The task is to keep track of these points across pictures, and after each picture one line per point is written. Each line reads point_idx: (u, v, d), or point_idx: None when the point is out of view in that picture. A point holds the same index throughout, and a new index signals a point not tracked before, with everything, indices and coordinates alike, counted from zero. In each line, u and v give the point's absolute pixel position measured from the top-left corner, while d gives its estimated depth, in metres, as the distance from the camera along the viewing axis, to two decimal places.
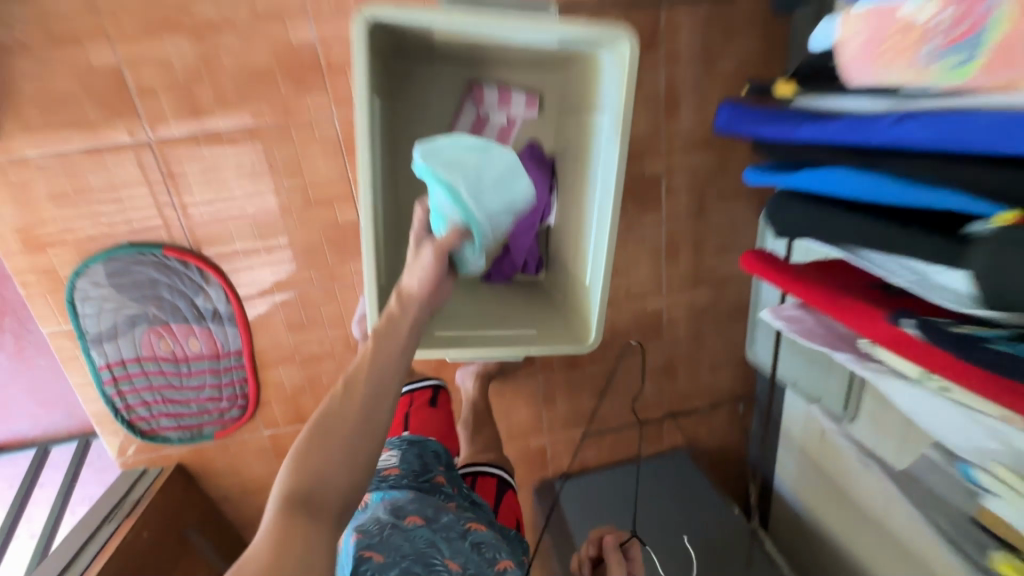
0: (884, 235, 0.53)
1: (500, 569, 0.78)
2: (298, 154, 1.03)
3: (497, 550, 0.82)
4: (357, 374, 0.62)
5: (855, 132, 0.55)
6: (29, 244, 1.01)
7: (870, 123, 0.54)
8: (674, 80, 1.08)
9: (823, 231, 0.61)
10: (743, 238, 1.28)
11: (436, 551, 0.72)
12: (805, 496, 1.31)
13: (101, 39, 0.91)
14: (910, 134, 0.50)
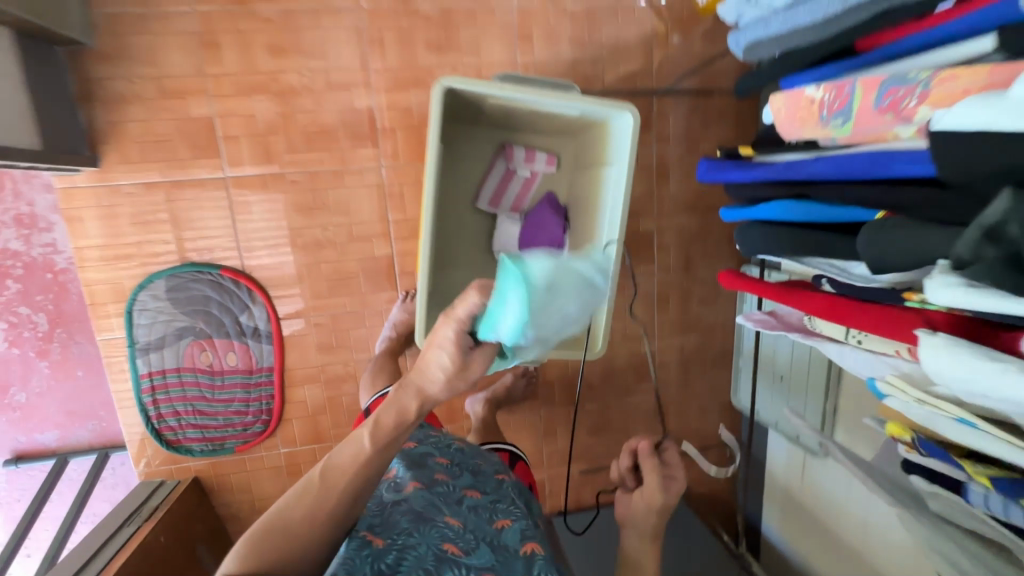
0: (827, 244, 0.62)
1: (499, 526, 0.74)
2: (348, 197, 1.21)
3: (498, 507, 0.78)
4: (320, 475, 0.67)
5: (797, 170, 0.66)
6: (105, 258, 1.15)
7: (808, 164, 0.64)
8: (664, 154, 1.31)
9: (781, 247, 0.69)
10: (725, 291, 1.45)
11: (435, 519, 0.71)
12: (793, 541, 1.34)
13: (202, 95, 1.11)
14: (833, 168, 0.60)
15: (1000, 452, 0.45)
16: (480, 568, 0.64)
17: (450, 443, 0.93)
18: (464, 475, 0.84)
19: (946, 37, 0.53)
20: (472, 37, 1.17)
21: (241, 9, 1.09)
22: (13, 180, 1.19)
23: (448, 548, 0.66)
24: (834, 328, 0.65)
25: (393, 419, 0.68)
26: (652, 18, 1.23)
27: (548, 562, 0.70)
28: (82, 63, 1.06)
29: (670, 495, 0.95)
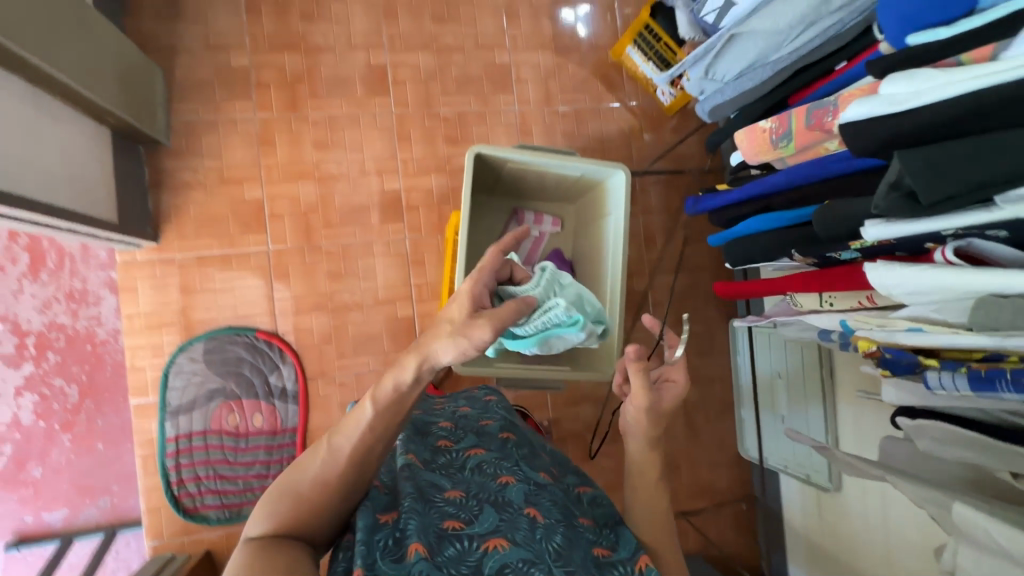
0: (791, 242, 0.67)
1: (501, 483, 0.58)
2: (374, 264, 1.36)
3: (504, 463, 0.63)
4: (326, 442, 0.55)
5: (760, 186, 0.73)
6: (150, 324, 1.27)
7: (767, 180, 0.71)
8: (648, 223, 1.51)
9: (757, 255, 0.73)
10: (719, 343, 1.53)
11: (435, 493, 0.56)
12: None
13: (256, 183, 1.31)
14: (786, 178, 0.67)
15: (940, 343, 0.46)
16: (487, 535, 0.51)
17: (451, 408, 0.78)
18: (467, 436, 0.68)
19: (859, 74, 0.61)
20: (482, 133, 1.42)
21: (295, 116, 1.33)
22: (73, 261, 1.31)
23: (450, 524, 0.52)
24: (810, 298, 0.69)
25: (392, 392, 0.56)
26: (627, 117, 1.50)
27: (560, 527, 0.55)
28: (157, 158, 1.27)
29: (662, 405, 0.73)
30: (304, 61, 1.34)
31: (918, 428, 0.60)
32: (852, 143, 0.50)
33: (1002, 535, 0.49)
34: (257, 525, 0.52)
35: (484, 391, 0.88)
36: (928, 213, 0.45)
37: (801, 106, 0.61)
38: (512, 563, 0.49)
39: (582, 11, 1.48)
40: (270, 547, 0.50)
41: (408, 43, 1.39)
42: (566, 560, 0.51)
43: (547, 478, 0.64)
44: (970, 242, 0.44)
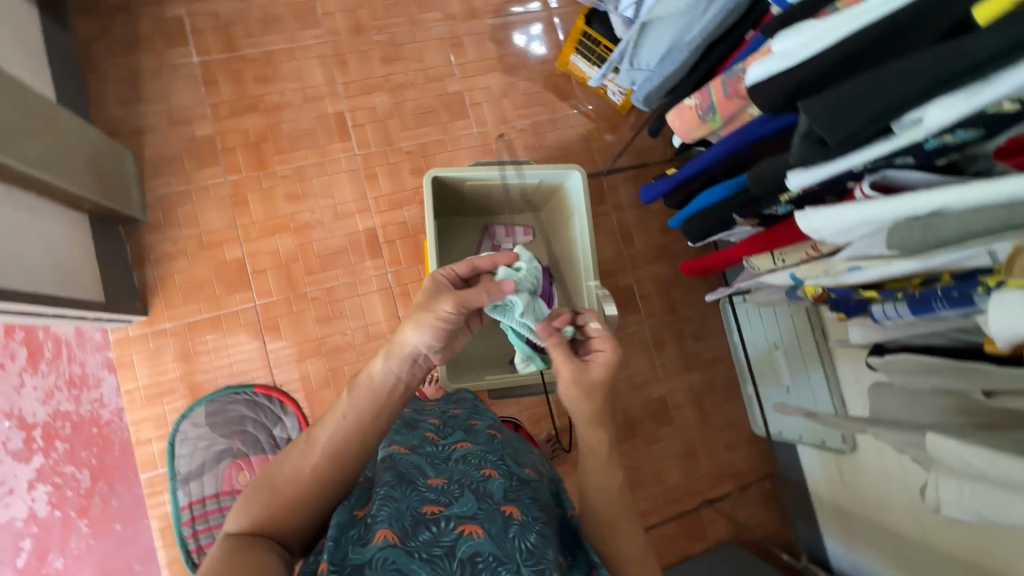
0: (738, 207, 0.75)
1: (484, 475, 0.59)
2: (361, 302, 1.38)
3: (489, 457, 0.64)
4: (306, 440, 0.59)
5: (698, 163, 0.80)
6: (150, 396, 1.29)
7: (703, 156, 0.79)
8: (622, 218, 1.52)
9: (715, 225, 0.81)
10: (713, 324, 1.53)
11: (420, 478, 0.56)
12: (864, 560, 1.20)
13: (235, 244, 1.35)
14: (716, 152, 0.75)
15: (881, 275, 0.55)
16: (463, 520, 0.51)
17: (442, 410, 0.79)
18: (455, 432, 0.70)
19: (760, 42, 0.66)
20: (446, 160, 1.46)
21: (263, 173, 1.38)
22: (69, 347, 1.30)
23: (429, 508, 0.52)
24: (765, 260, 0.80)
25: (370, 381, 0.62)
26: (585, 121, 1.54)
27: (537, 524, 0.55)
28: (137, 234, 1.31)
29: (590, 376, 0.69)
30: (265, 121, 1.40)
31: (888, 364, 0.67)
32: (765, 98, 0.57)
33: (975, 461, 0.53)
34: (235, 523, 0.53)
35: (468, 393, 0.90)
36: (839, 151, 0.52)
37: (717, 79, 0.71)
38: (483, 553, 0.48)
39: (535, 32, 1.54)
40: (246, 543, 0.50)
41: (361, 87, 1.45)
42: (538, 557, 0.51)
43: (532, 474, 0.67)
44: (885, 174, 0.52)
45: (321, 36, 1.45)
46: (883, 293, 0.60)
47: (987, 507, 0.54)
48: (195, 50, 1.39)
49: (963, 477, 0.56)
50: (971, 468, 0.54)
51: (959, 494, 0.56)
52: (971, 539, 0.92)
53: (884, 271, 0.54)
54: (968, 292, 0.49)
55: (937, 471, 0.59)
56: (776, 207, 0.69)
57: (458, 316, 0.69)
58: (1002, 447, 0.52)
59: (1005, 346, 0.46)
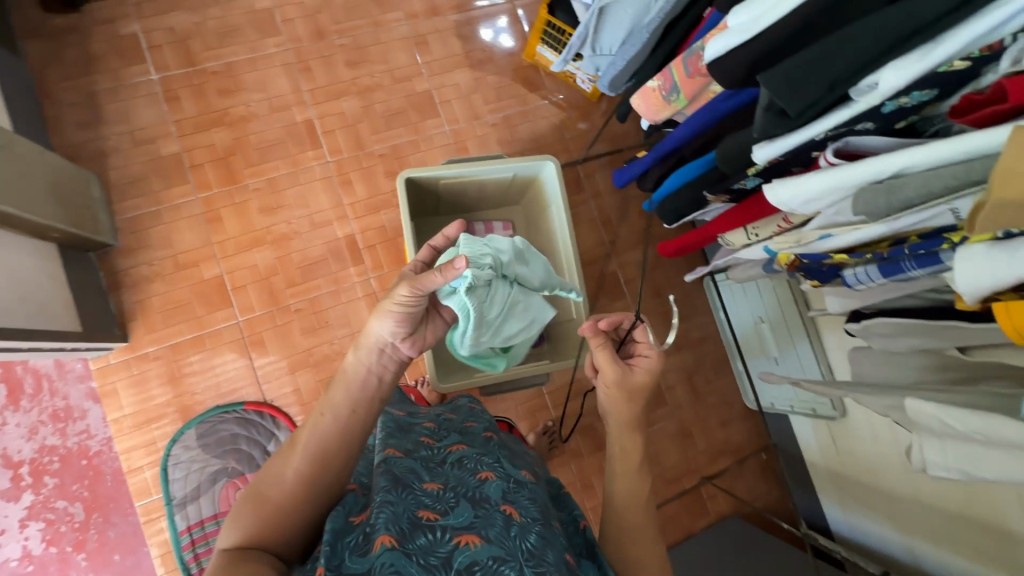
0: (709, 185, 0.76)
1: (481, 478, 0.59)
2: (346, 310, 1.37)
3: (486, 459, 0.64)
4: (291, 447, 0.58)
5: (667, 145, 0.81)
6: (138, 423, 1.26)
7: (670, 137, 0.80)
8: (601, 206, 1.53)
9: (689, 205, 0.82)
10: (700, 303, 1.54)
11: (416, 483, 0.56)
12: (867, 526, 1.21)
13: (212, 262, 1.33)
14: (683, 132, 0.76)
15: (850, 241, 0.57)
16: (460, 531, 0.50)
17: (437, 414, 0.79)
18: (450, 435, 0.71)
19: (717, 19, 0.66)
20: (420, 160, 1.45)
21: (235, 187, 1.36)
22: (50, 380, 1.27)
23: (425, 514, 0.51)
24: (740, 236, 0.82)
25: (344, 377, 0.63)
26: (556, 111, 1.54)
27: (536, 526, 0.55)
28: (110, 259, 1.28)
29: (634, 380, 0.72)
30: (232, 134, 1.37)
31: (866, 329, 0.68)
32: (721, 77, 0.58)
33: (956, 419, 0.54)
34: (228, 539, 0.52)
35: (467, 399, 0.89)
36: (801, 121, 0.52)
37: (677, 60, 0.71)
38: (482, 560, 0.47)
39: (501, 24, 1.53)
40: (239, 557, 0.49)
41: (328, 93, 1.43)
42: (538, 560, 0.50)
43: (528, 476, 0.66)
44: (847, 141, 0.53)
45: (283, 44, 1.42)
46: (853, 256, 0.61)
47: (969, 464, 0.54)
48: (154, 67, 1.36)
49: (945, 437, 0.57)
50: (951, 429, 0.55)
51: (942, 454, 0.57)
52: (963, 492, 0.94)
53: (854, 238, 0.55)
54: (934, 249, 0.50)
55: (920, 433, 0.60)
56: (746, 180, 0.70)
57: (419, 300, 0.66)
58: (977, 406, 0.54)
59: (974, 302, 0.47)
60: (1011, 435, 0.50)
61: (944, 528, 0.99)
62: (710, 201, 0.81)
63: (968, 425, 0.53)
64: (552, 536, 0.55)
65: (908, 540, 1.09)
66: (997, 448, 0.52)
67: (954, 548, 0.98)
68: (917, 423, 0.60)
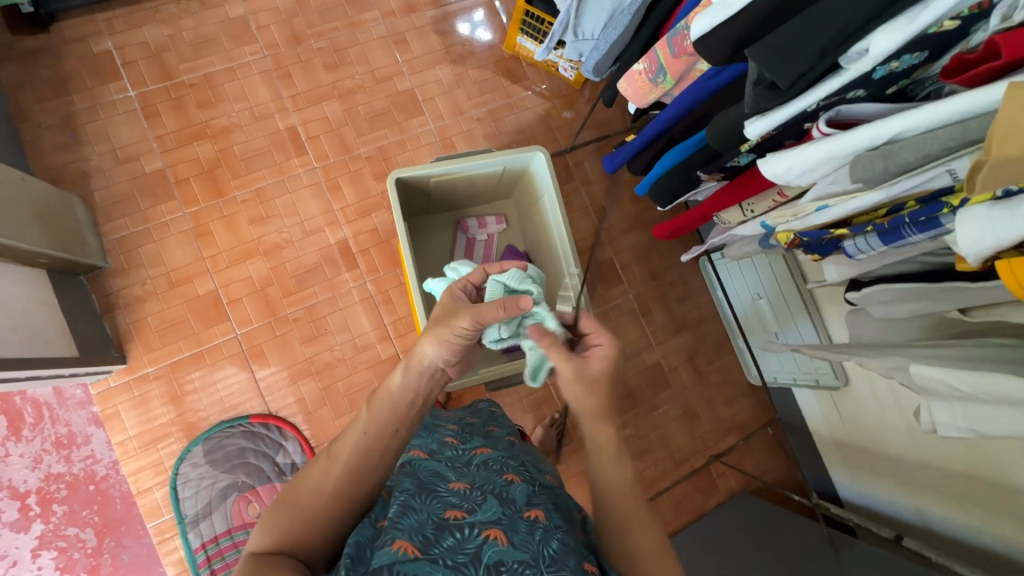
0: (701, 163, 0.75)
1: (507, 480, 0.59)
2: (344, 316, 1.36)
3: (510, 463, 0.65)
4: (325, 454, 0.58)
5: (656, 125, 0.80)
6: (143, 444, 1.26)
7: (659, 117, 0.79)
8: (593, 193, 1.52)
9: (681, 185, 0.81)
10: (696, 284, 1.54)
11: (442, 483, 0.56)
12: (878, 493, 1.22)
13: (205, 277, 1.31)
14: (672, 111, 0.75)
15: (843, 212, 0.57)
16: (488, 525, 0.50)
17: (457, 417, 0.79)
18: (474, 438, 0.70)
19: None
20: (407, 160, 1.44)
21: (223, 200, 1.34)
22: (50, 408, 1.25)
23: (452, 513, 0.51)
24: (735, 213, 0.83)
25: (388, 396, 0.62)
26: (540, 101, 1.53)
27: (559, 531, 0.54)
28: (102, 282, 1.27)
29: (591, 370, 0.68)
30: (215, 147, 1.35)
31: (866, 297, 0.68)
32: (709, 56, 0.58)
33: (963, 381, 0.54)
34: (259, 542, 0.50)
35: (487, 403, 0.88)
36: (792, 93, 0.52)
37: (661, 40, 0.70)
38: (508, 561, 0.46)
39: (478, 18, 1.52)
40: (268, 558, 0.47)
41: (309, 98, 1.41)
42: (560, 564, 0.49)
43: (551, 480, 0.68)
44: (838, 110, 0.53)
45: (260, 51, 1.40)
46: (853, 228, 0.61)
47: (979, 423, 0.55)
48: (130, 83, 1.34)
49: (954, 399, 0.57)
50: (958, 389, 0.55)
51: (952, 415, 0.57)
52: (970, 452, 0.94)
53: (849, 207, 0.56)
54: (934, 215, 0.50)
55: (929, 397, 0.60)
56: (740, 157, 0.69)
57: (476, 332, 0.68)
58: (981, 364, 0.54)
59: (976, 263, 0.47)
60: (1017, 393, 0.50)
61: (953, 488, 1.00)
62: (702, 180, 0.81)
63: (976, 387, 0.53)
64: (575, 542, 0.54)
65: (918, 504, 1.10)
66: (1005, 407, 0.52)
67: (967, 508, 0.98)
68: (925, 387, 0.60)
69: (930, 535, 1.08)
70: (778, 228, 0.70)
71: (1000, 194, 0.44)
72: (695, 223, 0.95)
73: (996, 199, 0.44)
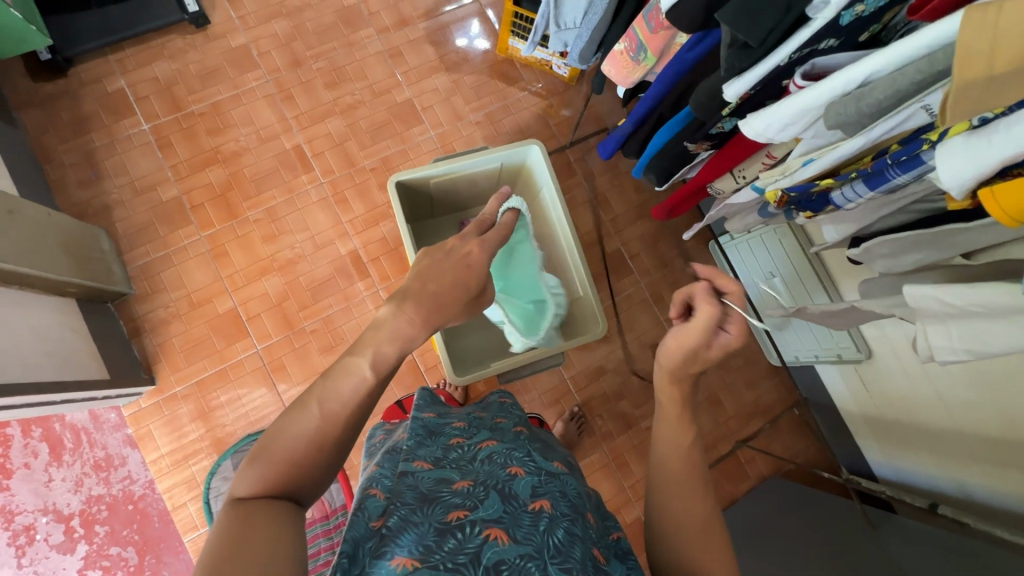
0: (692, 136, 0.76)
1: (510, 473, 0.59)
2: (359, 324, 1.38)
3: (515, 454, 0.64)
4: (317, 403, 0.50)
5: (643, 104, 0.81)
6: (175, 461, 1.30)
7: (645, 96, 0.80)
8: (596, 186, 1.53)
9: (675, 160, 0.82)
10: (708, 268, 1.52)
11: (444, 487, 0.55)
12: (912, 467, 1.18)
13: (225, 296, 1.36)
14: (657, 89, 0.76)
15: (829, 161, 0.58)
16: (489, 524, 0.50)
17: (467, 413, 0.79)
18: (480, 431, 0.70)
19: None
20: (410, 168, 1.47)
21: (237, 221, 1.39)
22: (88, 433, 1.30)
23: (454, 515, 0.51)
24: (728, 182, 0.84)
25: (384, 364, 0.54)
26: (537, 99, 1.54)
27: (565, 520, 0.54)
28: (128, 308, 1.33)
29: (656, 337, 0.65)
30: (226, 171, 1.41)
31: (867, 253, 0.69)
32: (681, 24, 0.60)
33: (956, 295, 0.54)
34: (245, 487, 0.46)
35: (496, 395, 0.89)
36: (764, 49, 0.54)
37: (637, 18, 0.74)
38: (509, 560, 0.47)
39: (474, 30, 1.55)
40: (260, 510, 0.43)
41: (313, 117, 1.46)
42: (565, 556, 0.50)
43: (560, 467, 0.65)
44: (813, 62, 0.55)
45: (263, 76, 1.46)
46: (840, 176, 0.63)
47: (973, 340, 0.54)
48: (143, 117, 1.40)
49: (948, 319, 0.56)
50: (956, 306, 0.54)
51: (947, 337, 0.56)
52: (1005, 416, 0.91)
53: (834, 156, 0.57)
54: (915, 152, 0.52)
55: (924, 322, 0.59)
56: (722, 122, 0.72)
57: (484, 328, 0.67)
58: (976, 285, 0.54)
59: (964, 197, 0.48)
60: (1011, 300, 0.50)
61: (986, 453, 0.97)
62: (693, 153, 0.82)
63: (965, 300, 0.53)
64: (582, 529, 0.55)
65: (954, 473, 1.06)
66: (999, 318, 0.52)
67: (1005, 477, 0.95)
68: (919, 312, 0.59)
69: (967, 504, 1.05)
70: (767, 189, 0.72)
71: (975, 122, 0.46)
72: (690, 200, 0.96)
73: (972, 128, 0.46)
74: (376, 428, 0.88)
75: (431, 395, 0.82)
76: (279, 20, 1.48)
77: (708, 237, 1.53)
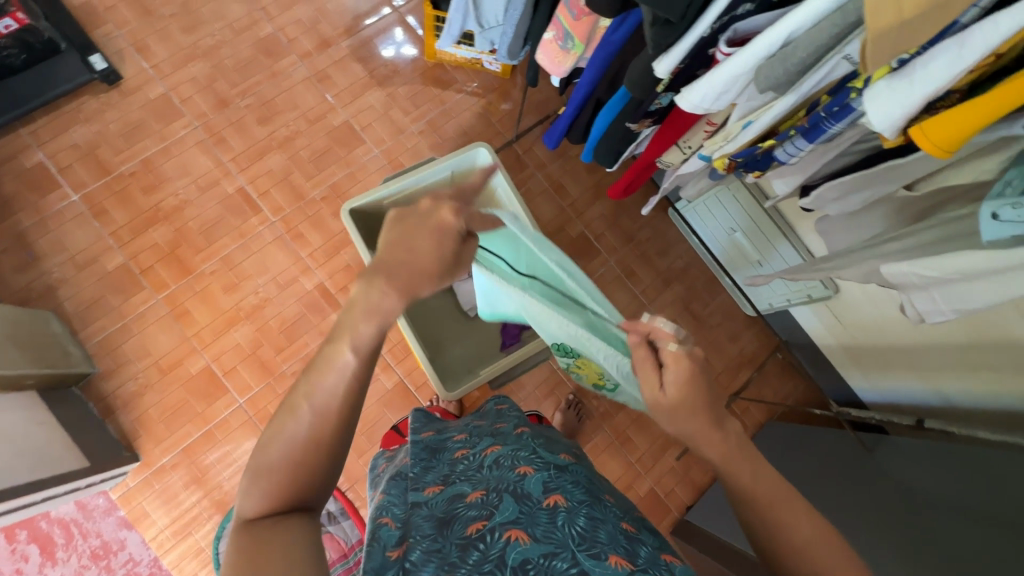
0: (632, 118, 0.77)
1: (520, 474, 0.58)
2: None
3: (522, 454, 0.63)
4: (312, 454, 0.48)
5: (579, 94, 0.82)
6: (177, 532, 1.25)
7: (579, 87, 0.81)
8: (549, 174, 1.53)
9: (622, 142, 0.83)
10: (672, 234, 1.54)
11: (459, 503, 0.56)
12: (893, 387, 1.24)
13: (196, 356, 1.31)
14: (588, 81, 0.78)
15: (767, 124, 0.60)
16: (508, 526, 0.50)
17: (466, 424, 0.79)
18: (482, 439, 0.70)
19: None
20: (362, 191, 1.44)
21: (192, 277, 1.34)
22: (78, 524, 1.24)
23: (474, 527, 0.51)
24: (675, 154, 0.86)
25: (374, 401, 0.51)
26: (475, 99, 1.53)
27: (583, 508, 0.53)
28: (95, 387, 1.27)
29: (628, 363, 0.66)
30: (171, 228, 1.35)
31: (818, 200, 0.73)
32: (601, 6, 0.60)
33: (929, 267, 0.56)
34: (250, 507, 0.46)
35: (493, 402, 0.88)
36: (686, 24, 0.55)
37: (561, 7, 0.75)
38: (533, 559, 0.46)
39: (398, 39, 1.52)
40: (267, 528, 0.44)
41: (251, 156, 1.41)
42: (591, 542, 0.48)
43: (567, 459, 0.65)
44: (735, 28, 0.57)
45: (190, 123, 1.40)
46: (779, 136, 0.65)
47: (960, 300, 0.56)
48: (71, 187, 1.33)
49: (930, 286, 0.58)
50: (924, 275, 0.57)
51: (933, 300, 0.59)
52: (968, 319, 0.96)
53: (772, 116, 0.58)
54: (845, 102, 0.54)
55: (909, 292, 0.62)
56: (660, 97, 0.72)
57: None
58: (940, 247, 0.57)
59: (897, 135, 0.51)
60: (977, 262, 0.52)
61: (959, 359, 1.02)
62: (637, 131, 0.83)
63: (943, 270, 0.55)
64: (602, 511, 0.54)
65: (936, 384, 1.11)
66: (978, 279, 0.53)
67: (982, 378, 0.99)
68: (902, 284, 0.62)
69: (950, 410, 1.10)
70: (714, 156, 0.73)
71: (895, 64, 0.48)
72: (642, 177, 0.98)
73: (893, 71, 0.48)
74: (378, 457, 0.87)
75: (425, 415, 0.82)
76: (196, 62, 1.43)
77: (666, 205, 1.56)
